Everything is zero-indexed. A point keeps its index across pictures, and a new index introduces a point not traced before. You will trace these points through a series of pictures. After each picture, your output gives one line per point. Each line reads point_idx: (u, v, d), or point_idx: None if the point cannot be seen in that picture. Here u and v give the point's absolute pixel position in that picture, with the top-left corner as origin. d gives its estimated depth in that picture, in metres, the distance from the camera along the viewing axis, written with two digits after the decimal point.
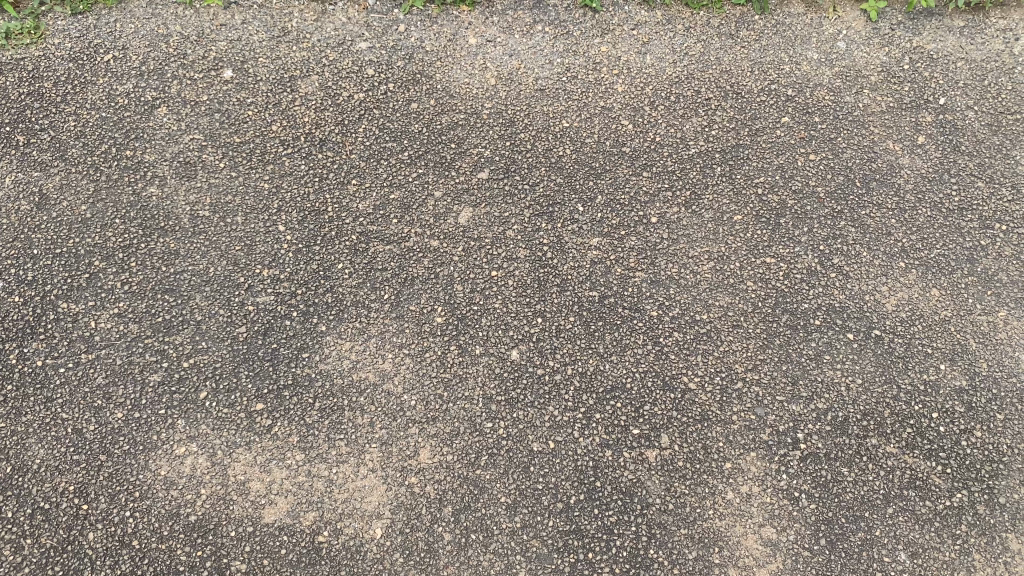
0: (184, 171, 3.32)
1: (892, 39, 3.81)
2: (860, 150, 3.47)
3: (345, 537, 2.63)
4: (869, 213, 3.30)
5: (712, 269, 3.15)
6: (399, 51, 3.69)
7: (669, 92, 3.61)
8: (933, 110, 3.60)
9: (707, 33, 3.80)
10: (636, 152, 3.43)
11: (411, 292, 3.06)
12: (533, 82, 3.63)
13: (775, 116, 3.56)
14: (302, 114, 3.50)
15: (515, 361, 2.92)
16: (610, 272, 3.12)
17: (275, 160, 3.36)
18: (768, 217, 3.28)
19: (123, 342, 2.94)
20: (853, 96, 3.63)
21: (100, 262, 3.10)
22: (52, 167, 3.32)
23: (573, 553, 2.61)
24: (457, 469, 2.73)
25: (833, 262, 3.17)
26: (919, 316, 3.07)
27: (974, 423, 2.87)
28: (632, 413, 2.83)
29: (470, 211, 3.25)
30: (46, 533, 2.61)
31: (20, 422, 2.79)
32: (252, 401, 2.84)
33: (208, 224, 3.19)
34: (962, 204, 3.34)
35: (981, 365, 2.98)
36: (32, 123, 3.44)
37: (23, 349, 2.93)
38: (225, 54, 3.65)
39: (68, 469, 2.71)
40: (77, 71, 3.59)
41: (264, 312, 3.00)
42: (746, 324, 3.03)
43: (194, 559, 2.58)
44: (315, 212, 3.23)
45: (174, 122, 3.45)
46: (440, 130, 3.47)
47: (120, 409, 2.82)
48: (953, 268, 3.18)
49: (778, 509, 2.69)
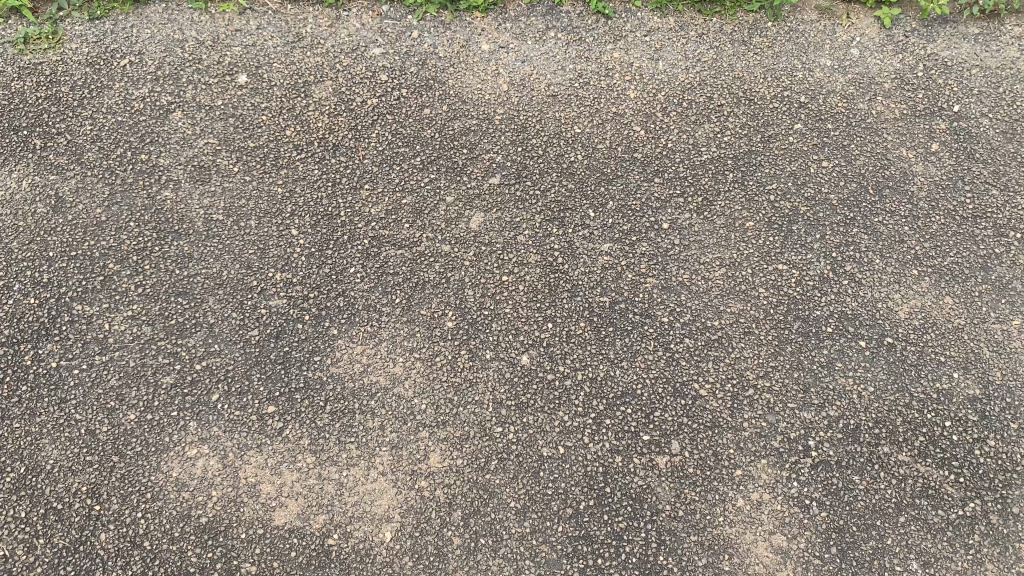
0: (198, 174, 3.36)
1: (906, 46, 3.80)
2: (873, 157, 3.46)
3: (355, 540, 2.64)
4: (882, 220, 3.29)
5: (724, 276, 3.14)
6: (412, 57, 3.72)
7: (682, 99, 3.62)
8: (947, 118, 3.58)
9: (720, 40, 3.80)
10: (648, 158, 3.44)
11: (422, 296, 3.07)
12: (545, 88, 3.64)
13: (788, 122, 3.56)
14: (316, 119, 3.52)
15: (526, 366, 2.92)
16: (622, 277, 3.12)
17: (289, 165, 3.38)
18: (781, 223, 3.27)
19: (136, 345, 2.96)
20: (867, 103, 3.62)
21: (115, 265, 3.13)
22: (69, 171, 3.36)
23: (582, 559, 2.61)
24: (468, 473, 2.73)
25: (846, 270, 3.16)
26: (933, 323, 3.05)
27: (988, 431, 2.85)
28: (643, 419, 2.83)
29: (481, 217, 3.26)
30: (59, 533, 2.64)
31: (34, 423, 2.82)
32: (264, 404, 2.86)
33: (222, 227, 3.22)
34: (977, 212, 3.32)
35: (995, 374, 2.96)
36: (49, 126, 3.49)
37: (38, 350, 2.96)
38: (240, 60, 3.69)
39: (81, 470, 2.73)
40: (93, 76, 3.63)
41: (276, 316, 3.02)
42: (758, 331, 3.02)
43: (205, 561, 2.60)
44: (328, 217, 3.25)
45: (189, 126, 3.49)
46: (453, 136, 3.49)
47: (132, 411, 2.84)
48: (968, 276, 3.17)
49: (789, 517, 2.68)
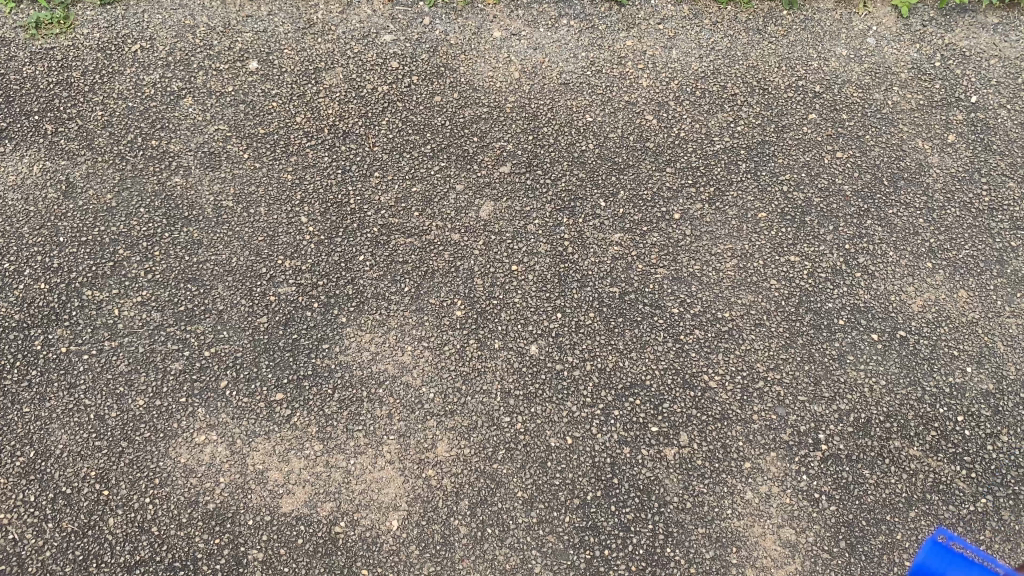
0: (209, 161, 3.35)
1: (924, 35, 3.74)
2: (888, 148, 3.41)
3: (361, 528, 2.64)
4: (896, 212, 3.25)
5: (735, 267, 3.11)
6: (424, 44, 3.69)
7: (695, 87, 3.58)
8: (964, 109, 3.53)
9: (735, 28, 3.75)
10: (660, 147, 3.40)
11: (431, 285, 3.06)
12: (556, 76, 3.61)
13: (802, 112, 3.51)
14: (326, 106, 3.50)
15: (534, 357, 2.91)
16: (631, 268, 3.10)
17: (300, 152, 3.37)
18: (794, 214, 3.24)
19: (146, 330, 2.97)
20: (883, 93, 3.57)
21: (124, 251, 3.13)
22: (79, 156, 3.36)
23: (589, 549, 2.60)
24: (475, 462, 2.73)
25: (859, 262, 3.12)
26: (947, 317, 3.02)
27: (1001, 426, 2.82)
28: (652, 410, 2.82)
29: (491, 206, 3.24)
30: (67, 518, 2.64)
31: (43, 408, 2.83)
32: (272, 391, 2.86)
33: (232, 214, 3.22)
34: (993, 205, 3.28)
35: (1009, 368, 2.92)
36: (60, 112, 3.48)
37: (48, 335, 2.97)
38: (251, 46, 3.67)
39: (90, 455, 2.75)
40: (104, 61, 3.63)
41: (284, 303, 3.02)
42: (768, 322, 2.99)
43: (211, 546, 2.60)
44: (337, 204, 3.23)
45: (200, 113, 3.48)
46: (463, 124, 3.47)
47: (142, 397, 2.85)
48: (983, 269, 3.12)
49: (798, 511, 2.66)
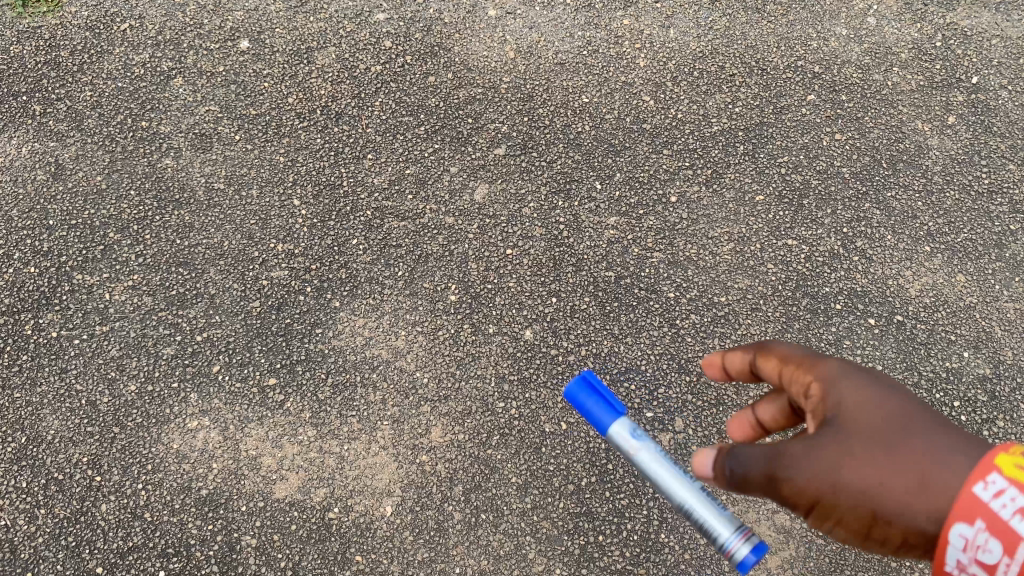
0: (199, 142, 3.29)
1: (925, 15, 3.68)
2: (888, 130, 3.37)
3: (355, 514, 2.62)
4: (895, 195, 3.21)
5: (732, 251, 3.08)
6: (417, 23, 3.63)
7: (693, 67, 3.52)
8: (965, 90, 3.48)
9: (733, 8, 3.69)
10: (657, 129, 3.35)
11: (425, 269, 3.03)
12: (552, 55, 3.55)
13: (801, 93, 3.45)
14: (317, 87, 3.44)
15: (529, 341, 2.88)
16: (627, 252, 3.06)
17: (291, 134, 3.31)
18: (792, 197, 3.20)
19: (137, 315, 2.94)
20: (883, 73, 3.51)
21: (114, 234, 3.09)
22: (68, 138, 3.30)
23: (584, 535, 2.59)
24: (469, 448, 2.72)
25: (856, 246, 3.10)
26: (944, 302, 3.00)
27: (997, 412, 2.80)
28: (647, 395, 2.80)
29: (486, 188, 3.20)
30: (60, 504, 2.63)
31: (35, 394, 2.80)
32: (265, 377, 2.84)
33: (223, 196, 3.17)
34: (992, 188, 3.24)
35: (1006, 354, 2.91)
36: (48, 92, 3.41)
37: (38, 320, 2.93)
38: (242, 25, 3.60)
39: (82, 441, 2.73)
40: (92, 40, 3.55)
41: (277, 287, 2.99)
42: (765, 307, 2.97)
43: (205, 532, 2.59)
44: (330, 187, 3.19)
45: (190, 93, 3.41)
46: (457, 104, 3.41)
47: (134, 382, 2.83)
48: (981, 254, 3.10)
49: None
